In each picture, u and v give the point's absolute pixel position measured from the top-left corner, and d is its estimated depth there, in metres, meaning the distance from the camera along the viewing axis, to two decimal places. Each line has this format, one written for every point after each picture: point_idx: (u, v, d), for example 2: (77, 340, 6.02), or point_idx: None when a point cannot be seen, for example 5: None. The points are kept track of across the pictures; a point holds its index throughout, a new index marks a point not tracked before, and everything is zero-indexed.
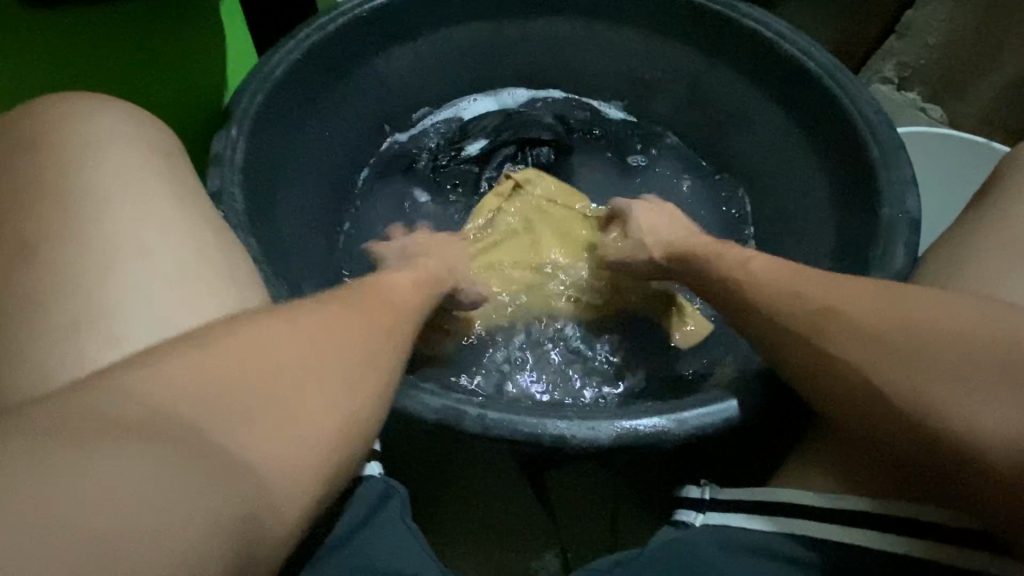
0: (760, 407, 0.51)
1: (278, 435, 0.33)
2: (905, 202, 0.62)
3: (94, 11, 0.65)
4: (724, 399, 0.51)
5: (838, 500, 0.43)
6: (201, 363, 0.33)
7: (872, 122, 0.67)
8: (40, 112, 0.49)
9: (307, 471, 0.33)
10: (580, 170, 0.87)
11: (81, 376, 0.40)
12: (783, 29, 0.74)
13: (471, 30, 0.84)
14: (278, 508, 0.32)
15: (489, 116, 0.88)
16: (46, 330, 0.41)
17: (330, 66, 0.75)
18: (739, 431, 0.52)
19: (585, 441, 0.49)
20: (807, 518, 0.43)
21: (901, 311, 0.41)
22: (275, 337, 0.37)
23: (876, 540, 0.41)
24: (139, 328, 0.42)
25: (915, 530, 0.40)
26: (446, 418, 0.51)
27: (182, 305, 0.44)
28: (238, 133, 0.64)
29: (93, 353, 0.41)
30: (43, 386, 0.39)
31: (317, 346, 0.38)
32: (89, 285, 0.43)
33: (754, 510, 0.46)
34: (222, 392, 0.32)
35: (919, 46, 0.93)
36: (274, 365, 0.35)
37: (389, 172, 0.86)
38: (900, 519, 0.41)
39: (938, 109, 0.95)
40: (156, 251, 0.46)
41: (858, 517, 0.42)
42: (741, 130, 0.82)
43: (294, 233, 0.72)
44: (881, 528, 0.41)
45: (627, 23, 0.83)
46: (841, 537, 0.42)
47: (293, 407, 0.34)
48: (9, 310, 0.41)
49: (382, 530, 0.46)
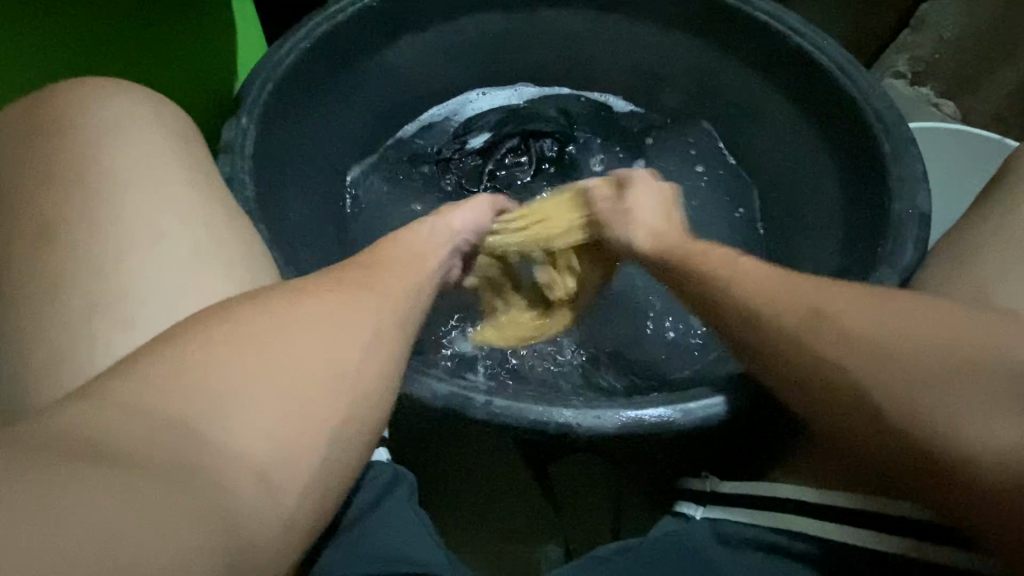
0: (761, 406, 0.50)
1: (283, 422, 0.33)
2: (916, 197, 0.61)
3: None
4: (710, 396, 0.50)
5: (839, 498, 0.43)
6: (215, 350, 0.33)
7: (884, 119, 0.66)
8: (55, 97, 0.49)
9: (308, 460, 0.33)
10: (584, 161, 0.86)
11: (94, 359, 0.40)
12: (796, 22, 0.73)
13: (481, 20, 0.83)
14: (288, 502, 0.32)
15: (492, 112, 0.89)
16: (58, 313, 0.41)
17: (340, 56, 0.75)
18: (740, 427, 0.51)
19: (590, 430, 0.49)
20: (804, 515, 0.44)
21: (918, 309, 0.40)
22: (285, 324, 0.36)
23: (849, 534, 0.42)
24: (150, 311, 0.42)
25: (898, 528, 0.41)
26: (452, 404, 0.51)
27: (192, 290, 0.44)
28: (248, 121, 0.64)
29: (105, 336, 0.41)
30: (57, 367, 0.40)
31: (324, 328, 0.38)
32: (100, 270, 0.43)
33: (752, 505, 0.47)
34: (238, 382, 0.32)
35: (932, 39, 0.93)
36: (288, 353, 0.35)
37: (393, 165, 0.86)
38: (879, 517, 0.41)
39: (951, 105, 0.94)
40: (166, 234, 0.46)
41: (856, 516, 0.42)
42: (752, 126, 0.82)
43: (301, 219, 0.72)
44: (882, 529, 0.41)
45: (640, 15, 0.82)
46: (820, 532, 0.42)
47: (298, 389, 0.34)
48: (25, 294, 0.41)
49: (391, 514, 0.46)
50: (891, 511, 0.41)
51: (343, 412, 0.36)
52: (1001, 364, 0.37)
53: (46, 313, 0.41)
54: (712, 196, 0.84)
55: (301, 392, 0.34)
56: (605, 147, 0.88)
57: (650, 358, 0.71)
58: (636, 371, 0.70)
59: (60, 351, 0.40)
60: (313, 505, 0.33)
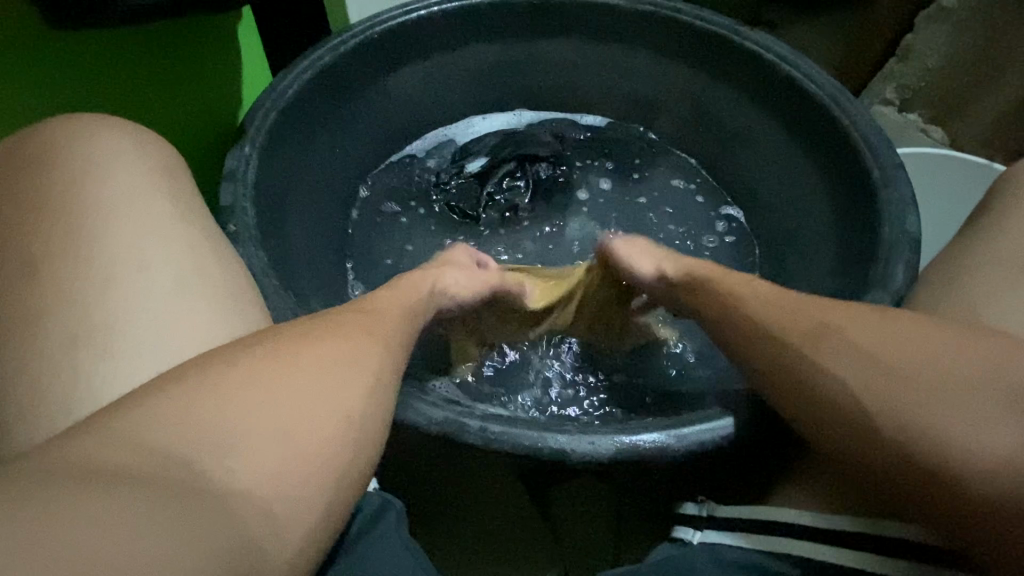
0: (747, 430, 0.51)
1: (271, 454, 0.33)
2: (905, 219, 0.62)
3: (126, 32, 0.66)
4: (720, 416, 0.51)
5: (832, 520, 0.43)
6: (202, 392, 0.33)
7: (872, 140, 0.68)
8: (50, 131, 0.51)
9: (300, 495, 0.33)
10: (581, 184, 0.88)
11: (75, 388, 0.41)
12: (784, 52, 0.76)
13: (477, 50, 0.85)
14: (285, 534, 0.31)
15: (489, 137, 0.91)
16: (43, 343, 0.42)
17: (340, 85, 0.76)
18: (733, 452, 0.52)
19: (586, 456, 0.50)
20: (804, 540, 0.43)
21: (901, 336, 0.41)
22: (273, 364, 0.37)
23: (847, 557, 0.42)
24: (134, 343, 0.43)
25: (891, 549, 0.41)
26: (448, 431, 0.51)
27: (179, 321, 0.45)
28: (251, 149, 0.66)
29: (89, 366, 0.41)
30: (37, 396, 0.40)
31: (313, 359, 0.38)
32: (89, 300, 0.44)
33: (750, 531, 0.46)
34: (228, 422, 0.32)
35: (919, 69, 0.94)
36: (280, 388, 0.35)
37: (390, 191, 0.87)
38: (876, 537, 0.41)
39: (938, 131, 0.97)
40: (156, 267, 0.47)
41: (847, 538, 0.42)
42: (745, 150, 0.83)
43: (300, 246, 0.73)
44: (874, 550, 0.41)
45: (633, 45, 0.84)
46: (816, 555, 0.43)
47: (293, 424, 0.34)
48: (11, 324, 0.42)
49: (382, 539, 0.46)
50: (884, 532, 0.41)
51: (341, 445, 0.36)
52: (992, 385, 0.38)
53: (31, 343, 0.41)
54: (702, 227, 0.85)
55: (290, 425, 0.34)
56: (603, 164, 0.89)
57: (653, 379, 0.71)
58: (635, 393, 0.70)
59: (57, 387, 0.40)
60: (308, 539, 0.33)
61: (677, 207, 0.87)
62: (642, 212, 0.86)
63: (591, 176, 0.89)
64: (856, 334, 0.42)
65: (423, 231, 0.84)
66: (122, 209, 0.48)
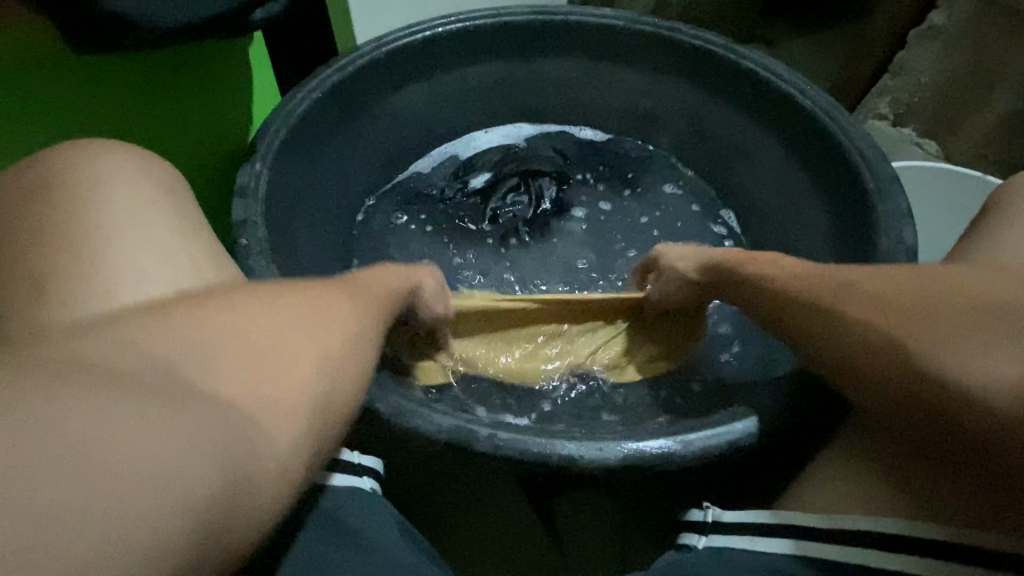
0: (766, 435, 0.53)
1: (244, 381, 0.30)
2: (902, 232, 0.63)
3: (137, 55, 0.67)
4: (748, 416, 0.53)
5: (887, 523, 0.40)
6: (172, 319, 0.31)
7: (866, 155, 0.69)
8: None
9: (274, 434, 0.30)
10: (582, 198, 0.90)
11: None
12: (779, 70, 0.78)
13: (480, 69, 0.87)
14: (274, 473, 0.29)
15: (491, 151, 0.92)
16: None
17: (348, 103, 0.78)
18: (754, 450, 0.54)
19: (593, 462, 0.50)
20: (860, 548, 0.40)
21: None
22: (249, 303, 0.34)
23: (913, 565, 0.38)
24: None
25: (969, 557, 0.37)
26: (455, 439, 0.52)
27: None
28: (262, 166, 0.67)
29: None
30: None
31: (303, 305, 0.37)
32: None
33: (773, 534, 0.45)
34: (195, 350, 0.30)
35: (911, 84, 0.96)
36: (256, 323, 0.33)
37: (400, 206, 0.88)
38: (945, 545, 0.38)
39: (933, 144, 0.98)
40: None
41: (908, 543, 0.39)
42: (743, 163, 0.85)
43: (309, 259, 0.74)
44: (944, 557, 0.38)
45: (632, 63, 0.86)
46: (880, 563, 0.39)
47: (269, 357, 0.32)
48: None
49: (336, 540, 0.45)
50: (961, 539, 0.37)
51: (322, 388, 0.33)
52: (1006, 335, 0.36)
53: None
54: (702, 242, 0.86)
55: (276, 350, 0.32)
56: (603, 178, 0.91)
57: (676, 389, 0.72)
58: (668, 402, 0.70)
59: None
60: None
61: (678, 220, 0.88)
62: (644, 225, 0.88)
63: (594, 188, 0.90)
64: (852, 339, 0.43)
65: (428, 244, 0.85)
66: (110, 185, 0.46)
